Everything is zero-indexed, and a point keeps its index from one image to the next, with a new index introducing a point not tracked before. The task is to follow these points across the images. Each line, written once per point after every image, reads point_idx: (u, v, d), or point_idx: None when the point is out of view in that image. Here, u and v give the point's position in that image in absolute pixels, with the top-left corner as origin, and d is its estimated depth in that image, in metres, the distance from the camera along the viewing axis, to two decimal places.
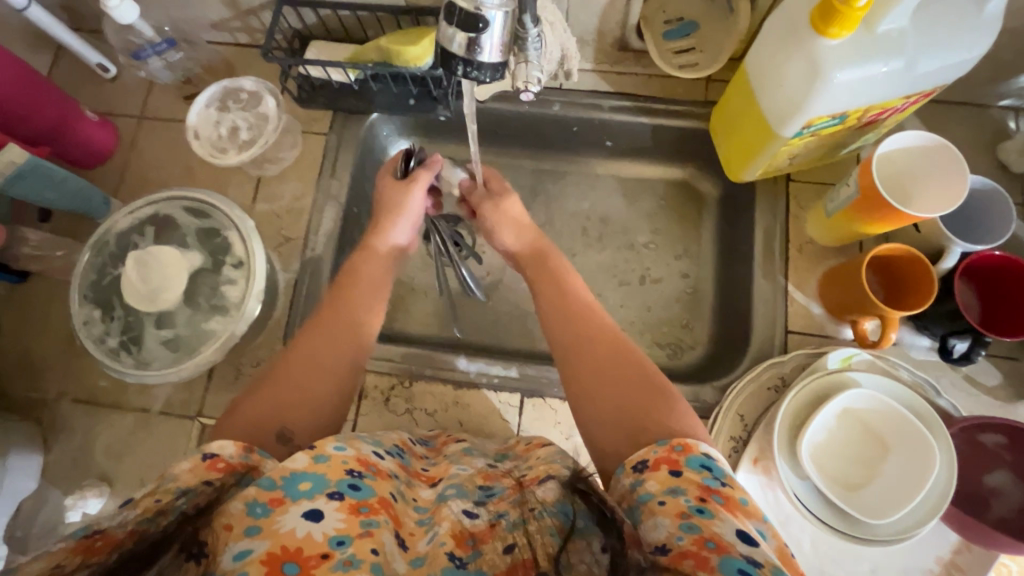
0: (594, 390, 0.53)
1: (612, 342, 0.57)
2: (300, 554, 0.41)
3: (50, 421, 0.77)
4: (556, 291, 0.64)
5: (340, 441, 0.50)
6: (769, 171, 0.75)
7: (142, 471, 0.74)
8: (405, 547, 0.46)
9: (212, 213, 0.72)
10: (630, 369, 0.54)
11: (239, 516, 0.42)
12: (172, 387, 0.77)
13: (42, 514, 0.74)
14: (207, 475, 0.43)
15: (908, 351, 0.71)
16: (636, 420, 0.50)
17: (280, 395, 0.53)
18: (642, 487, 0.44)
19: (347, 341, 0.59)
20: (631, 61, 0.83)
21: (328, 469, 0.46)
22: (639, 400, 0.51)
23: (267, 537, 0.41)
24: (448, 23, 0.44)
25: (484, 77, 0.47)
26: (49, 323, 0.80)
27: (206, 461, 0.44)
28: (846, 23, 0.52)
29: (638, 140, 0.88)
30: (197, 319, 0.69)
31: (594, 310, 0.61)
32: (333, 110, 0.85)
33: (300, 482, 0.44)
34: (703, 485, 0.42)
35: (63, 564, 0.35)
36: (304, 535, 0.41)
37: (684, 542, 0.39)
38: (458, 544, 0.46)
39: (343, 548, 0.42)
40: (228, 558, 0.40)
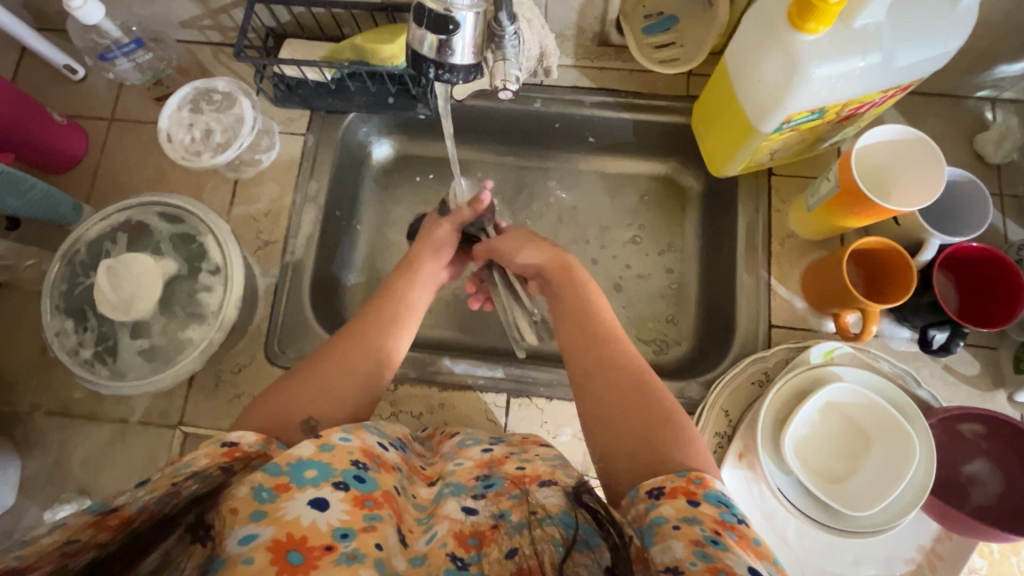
0: (612, 422, 0.53)
1: (637, 369, 0.57)
2: (305, 542, 0.41)
3: (25, 434, 0.75)
4: (576, 318, 0.64)
5: (346, 431, 0.50)
6: (751, 166, 0.75)
7: (123, 482, 0.73)
8: (405, 544, 0.46)
9: (186, 217, 0.71)
10: (652, 397, 0.54)
11: (245, 500, 0.42)
12: (151, 397, 0.75)
13: (19, 529, 0.72)
14: (224, 460, 0.44)
15: (889, 343, 0.72)
16: (652, 448, 0.50)
17: (312, 390, 0.54)
18: (657, 510, 0.44)
19: (374, 359, 0.59)
20: (611, 56, 0.82)
21: (334, 457, 0.46)
22: (655, 429, 0.51)
23: (273, 523, 0.41)
24: (418, 25, 0.43)
25: (457, 79, 0.46)
26: (22, 334, 0.78)
27: (223, 448, 0.45)
28: (823, 18, 0.52)
29: (620, 136, 0.88)
30: (174, 327, 0.68)
31: (615, 335, 0.61)
32: (310, 109, 0.82)
33: (305, 469, 0.44)
34: (717, 519, 0.42)
35: (77, 538, 0.36)
36: (310, 524, 0.42)
37: (697, 567, 0.38)
38: (460, 544, 0.45)
39: (346, 542, 0.42)
40: (233, 542, 0.40)
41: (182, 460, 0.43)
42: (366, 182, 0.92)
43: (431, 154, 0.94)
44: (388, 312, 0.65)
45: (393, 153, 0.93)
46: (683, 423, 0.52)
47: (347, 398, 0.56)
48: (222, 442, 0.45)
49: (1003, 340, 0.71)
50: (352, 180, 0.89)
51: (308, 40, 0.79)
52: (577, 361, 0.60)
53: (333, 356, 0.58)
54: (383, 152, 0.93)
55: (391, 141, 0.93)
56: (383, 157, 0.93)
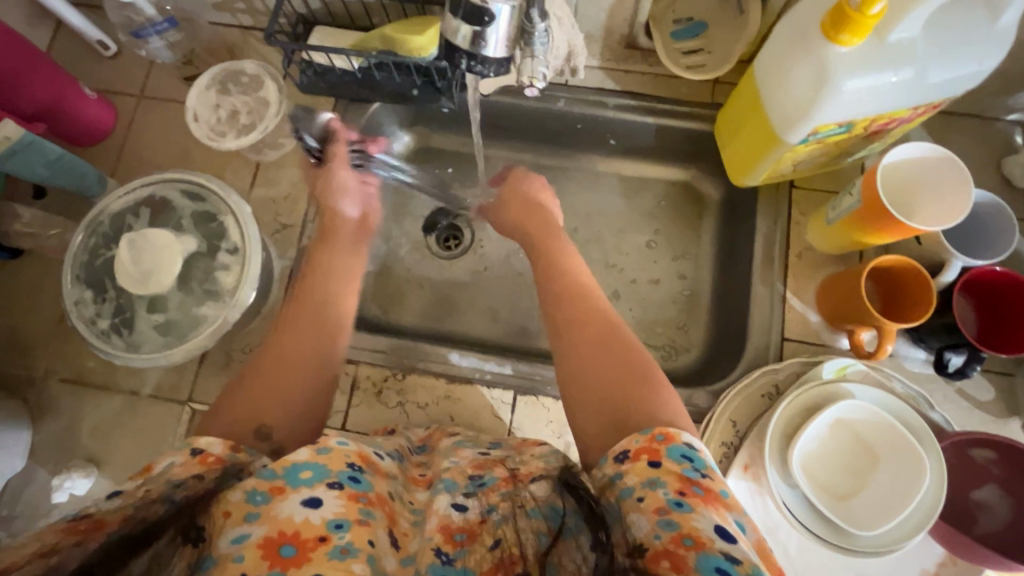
0: (581, 391, 0.54)
1: (611, 335, 0.58)
2: (298, 537, 0.41)
3: (38, 401, 0.76)
4: (553, 286, 0.65)
5: (343, 437, 0.50)
6: (772, 177, 0.75)
7: (131, 453, 0.74)
8: (399, 546, 0.46)
9: (208, 196, 0.71)
10: (621, 359, 0.55)
11: (239, 503, 0.42)
12: (162, 370, 0.76)
13: (28, 492, 0.74)
14: (197, 468, 0.44)
15: (902, 363, 0.71)
16: (619, 407, 0.51)
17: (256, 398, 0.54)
18: (622, 481, 0.44)
19: (309, 341, 0.61)
20: (637, 59, 0.82)
21: (330, 459, 0.46)
22: (625, 393, 0.52)
23: (266, 522, 0.41)
24: (453, 15, 0.43)
25: (488, 71, 0.47)
26: (41, 302, 0.79)
27: (196, 456, 0.45)
28: (858, 31, 0.51)
29: (641, 140, 0.88)
30: (190, 303, 0.68)
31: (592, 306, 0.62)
32: (334, 97, 0.83)
33: (300, 472, 0.44)
34: (682, 476, 0.43)
35: (50, 541, 0.36)
36: (302, 519, 0.42)
37: (662, 540, 0.39)
38: (447, 540, 0.46)
39: (340, 534, 0.42)
40: (225, 541, 0.41)
41: (161, 464, 0.43)
42: None
43: (450, 147, 0.94)
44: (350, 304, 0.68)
45: (414, 145, 0.94)
46: (651, 384, 0.52)
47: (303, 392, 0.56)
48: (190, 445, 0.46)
49: (1019, 366, 0.70)
50: None
51: (337, 27, 0.80)
52: (554, 331, 0.61)
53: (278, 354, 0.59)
54: (403, 142, 0.93)
55: (412, 133, 0.93)
56: (403, 148, 0.93)
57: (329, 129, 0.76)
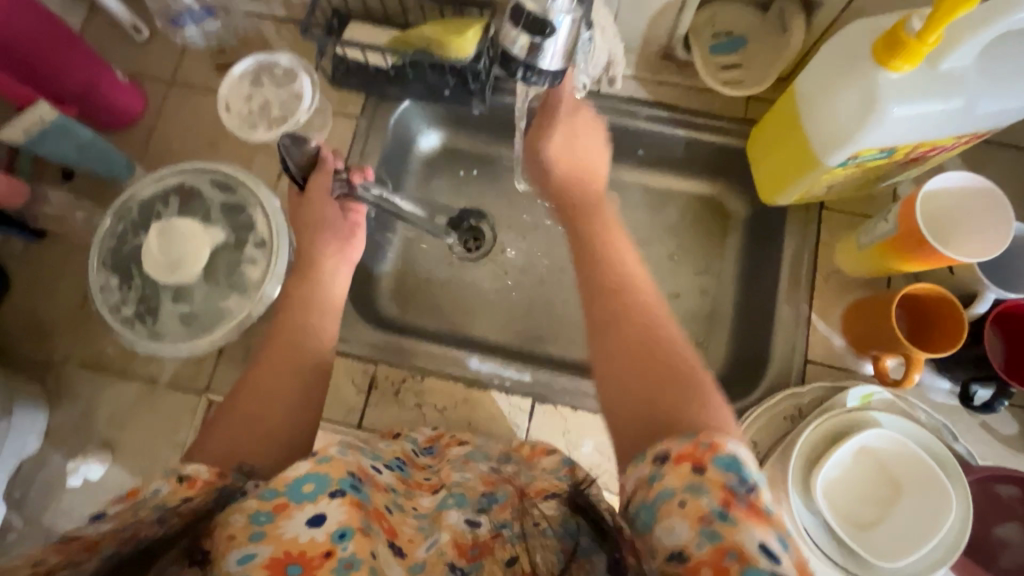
0: (617, 384, 0.50)
1: (648, 322, 0.54)
2: (304, 556, 0.41)
3: (56, 383, 0.76)
4: (592, 259, 0.61)
5: (343, 446, 0.50)
6: (803, 198, 0.74)
7: (146, 441, 0.74)
8: (404, 554, 0.46)
9: (237, 187, 0.71)
10: (664, 353, 0.50)
11: (244, 526, 0.42)
12: (181, 360, 0.76)
13: (42, 474, 0.74)
14: (185, 492, 0.42)
15: (927, 393, 0.71)
16: (655, 404, 0.47)
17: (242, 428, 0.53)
18: (661, 482, 0.41)
19: (298, 359, 0.60)
20: (671, 71, 0.81)
21: (331, 468, 0.46)
22: (666, 390, 0.48)
23: (271, 542, 0.41)
24: (515, 25, 0.45)
25: (542, 80, 0.49)
26: (62, 284, 0.79)
27: (183, 483, 0.43)
28: (910, 57, 0.51)
29: (670, 152, 0.87)
30: (215, 296, 0.68)
31: (627, 287, 0.58)
32: (365, 93, 0.83)
33: (301, 485, 0.44)
34: (728, 488, 0.39)
35: (43, 560, 0.36)
36: (306, 539, 0.42)
37: (702, 551, 0.37)
38: (460, 554, 0.46)
39: (344, 544, 0.42)
40: (232, 562, 0.41)
41: (147, 489, 0.42)
42: (410, 172, 0.91)
43: (476, 149, 0.93)
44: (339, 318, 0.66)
45: (441, 144, 0.93)
46: (697, 385, 0.48)
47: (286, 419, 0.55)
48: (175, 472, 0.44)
49: None
50: (397, 167, 0.89)
51: (373, 23, 0.79)
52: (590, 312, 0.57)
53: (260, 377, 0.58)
54: (430, 142, 0.93)
55: (439, 133, 0.92)
56: (430, 147, 0.93)
57: (315, 158, 0.70)
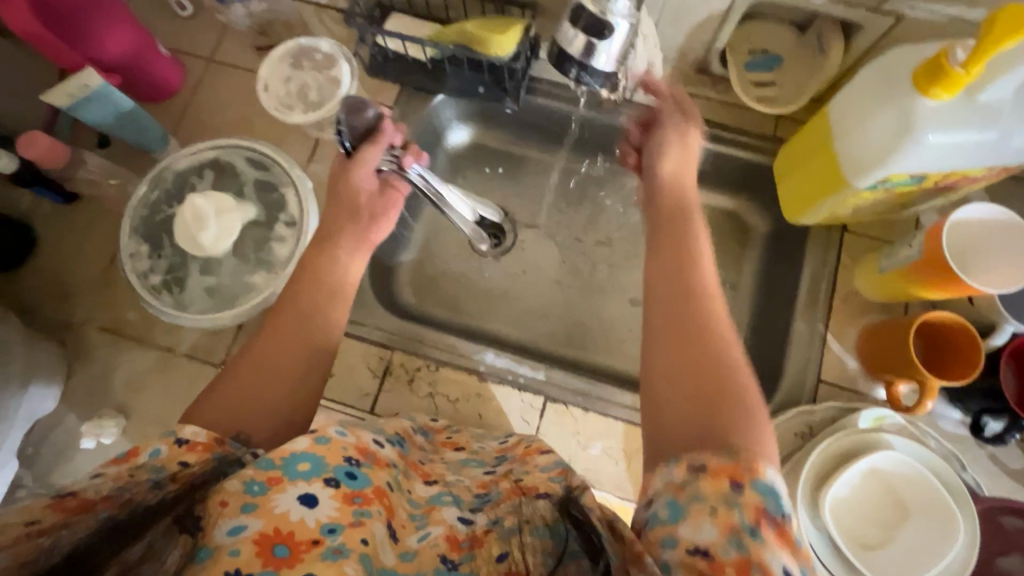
0: (668, 371, 0.49)
1: (717, 325, 0.51)
2: (292, 538, 0.42)
3: (76, 345, 0.77)
4: (664, 241, 0.59)
5: (342, 426, 0.50)
6: (828, 218, 0.75)
7: (160, 408, 0.75)
8: (397, 538, 0.46)
9: (271, 166, 0.72)
10: (720, 351, 0.49)
11: (237, 493, 0.43)
12: (200, 331, 0.77)
13: (55, 433, 0.75)
14: (185, 457, 0.44)
15: (937, 420, 0.71)
16: (702, 411, 0.46)
17: (245, 393, 0.52)
18: (694, 490, 0.41)
19: (315, 337, 0.57)
20: (704, 84, 0.82)
21: (327, 452, 0.46)
22: (716, 391, 0.46)
23: (262, 516, 0.42)
24: (573, 25, 0.51)
25: (595, 80, 0.55)
26: (89, 248, 0.80)
27: (182, 446, 0.44)
28: (950, 86, 0.52)
29: (696, 164, 0.88)
30: (242, 271, 0.69)
31: (702, 284, 0.54)
32: (400, 84, 0.84)
33: (298, 463, 0.45)
34: (762, 509, 0.39)
35: (38, 519, 0.36)
36: (298, 519, 0.42)
37: (727, 557, 0.37)
38: (453, 547, 0.47)
39: (333, 537, 0.43)
40: (221, 532, 0.42)
41: (146, 450, 0.42)
42: (436, 164, 0.92)
43: (503, 147, 0.94)
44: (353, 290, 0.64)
45: (469, 140, 0.94)
46: (751, 396, 0.46)
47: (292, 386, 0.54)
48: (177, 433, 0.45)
49: None
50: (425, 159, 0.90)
51: (413, 16, 0.79)
52: (654, 284, 0.55)
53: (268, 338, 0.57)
54: (458, 136, 0.93)
55: (468, 128, 0.93)
56: (458, 142, 0.94)
57: (373, 129, 0.68)
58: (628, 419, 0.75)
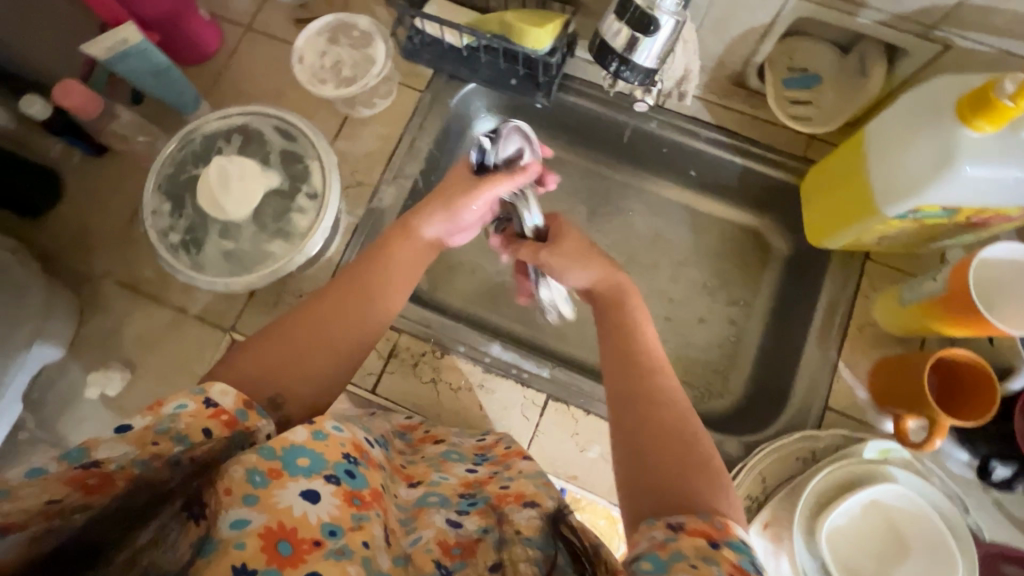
0: (640, 447, 0.50)
1: (681, 427, 0.50)
2: (295, 534, 0.40)
3: (90, 297, 0.78)
4: (623, 356, 0.57)
5: (339, 421, 0.48)
6: (852, 245, 0.73)
7: (166, 367, 0.75)
8: (391, 543, 0.45)
9: (299, 138, 0.72)
10: (688, 441, 0.49)
11: (239, 481, 0.41)
12: (213, 295, 0.77)
13: (62, 381, 0.76)
14: (207, 424, 0.43)
15: (944, 461, 0.69)
16: (674, 483, 0.46)
17: (285, 357, 0.52)
18: (676, 544, 0.41)
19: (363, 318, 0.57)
20: (739, 97, 0.81)
21: (327, 448, 0.45)
22: (685, 464, 0.48)
23: (264, 511, 0.40)
24: (621, 18, 0.54)
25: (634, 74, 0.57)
26: (113, 203, 0.81)
27: (209, 409, 0.43)
28: (995, 119, 0.51)
29: (723, 178, 0.87)
30: (260, 238, 0.70)
31: (666, 395, 0.53)
32: (433, 69, 0.84)
33: (298, 457, 0.43)
34: (737, 565, 0.39)
35: (59, 497, 0.36)
36: (300, 514, 0.41)
37: None
38: (445, 552, 0.46)
39: (334, 539, 0.41)
40: (226, 524, 0.40)
41: (171, 404, 0.42)
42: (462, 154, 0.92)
43: None
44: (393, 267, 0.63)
45: None
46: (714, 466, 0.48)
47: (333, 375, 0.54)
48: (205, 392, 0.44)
49: None
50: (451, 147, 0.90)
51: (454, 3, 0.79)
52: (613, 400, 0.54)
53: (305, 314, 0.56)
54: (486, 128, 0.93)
55: None
56: None
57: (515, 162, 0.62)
58: None
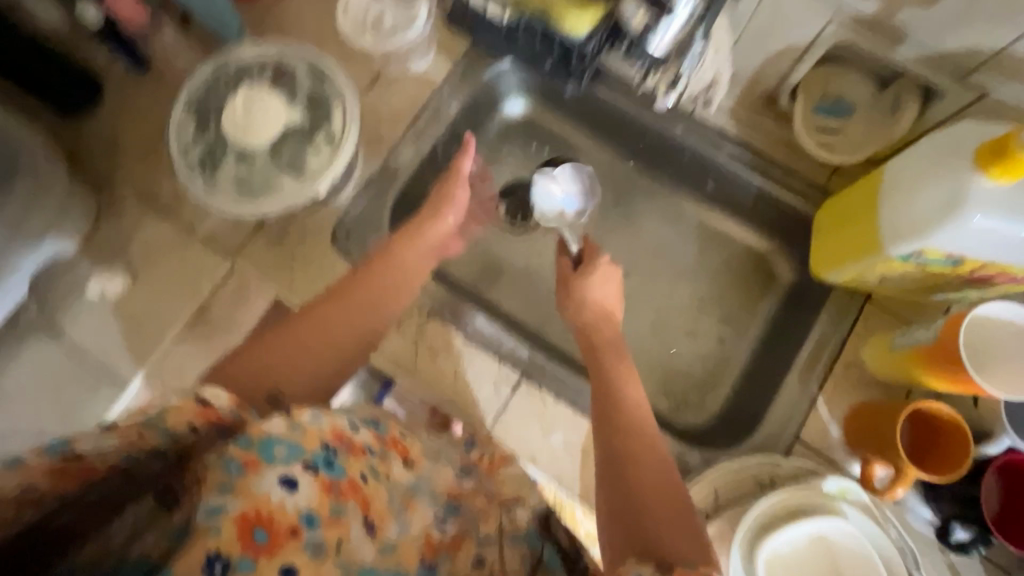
0: (623, 501, 0.51)
1: (661, 481, 0.52)
2: (271, 521, 0.37)
3: (107, 202, 0.81)
4: (612, 414, 0.60)
5: (317, 409, 0.44)
6: (853, 282, 0.72)
7: (166, 281, 0.78)
8: (374, 533, 0.43)
9: (329, 81, 0.74)
10: (670, 497, 0.50)
11: (214, 471, 0.38)
12: (222, 221, 0.80)
13: (68, 276, 0.79)
14: (193, 418, 0.40)
15: (906, 515, 0.68)
16: (649, 530, 0.47)
17: (285, 357, 0.56)
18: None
19: (366, 318, 0.63)
20: (768, 117, 0.80)
21: (304, 437, 0.41)
22: (668, 516, 0.48)
23: (241, 497, 0.37)
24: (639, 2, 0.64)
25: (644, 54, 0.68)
26: (144, 116, 0.84)
27: (198, 406, 0.40)
28: (1010, 169, 0.50)
29: (739, 196, 0.86)
30: (273, 170, 0.72)
31: (650, 451, 0.55)
32: (471, 40, 0.85)
33: (273, 448, 0.40)
34: None
35: (34, 483, 0.35)
36: (278, 501, 0.38)
37: None
38: (429, 549, 0.46)
39: (310, 529, 0.38)
40: (200, 512, 0.36)
41: (158, 402, 0.39)
42: (486, 129, 0.93)
43: (557, 131, 0.94)
44: (380, 279, 0.67)
45: (523, 114, 0.94)
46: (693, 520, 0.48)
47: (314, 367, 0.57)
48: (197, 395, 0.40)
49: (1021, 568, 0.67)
50: (475, 121, 0.91)
51: None
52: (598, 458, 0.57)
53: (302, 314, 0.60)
54: (514, 108, 0.94)
55: (525, 101, 0.93)
56: (512, 113, 0.94)
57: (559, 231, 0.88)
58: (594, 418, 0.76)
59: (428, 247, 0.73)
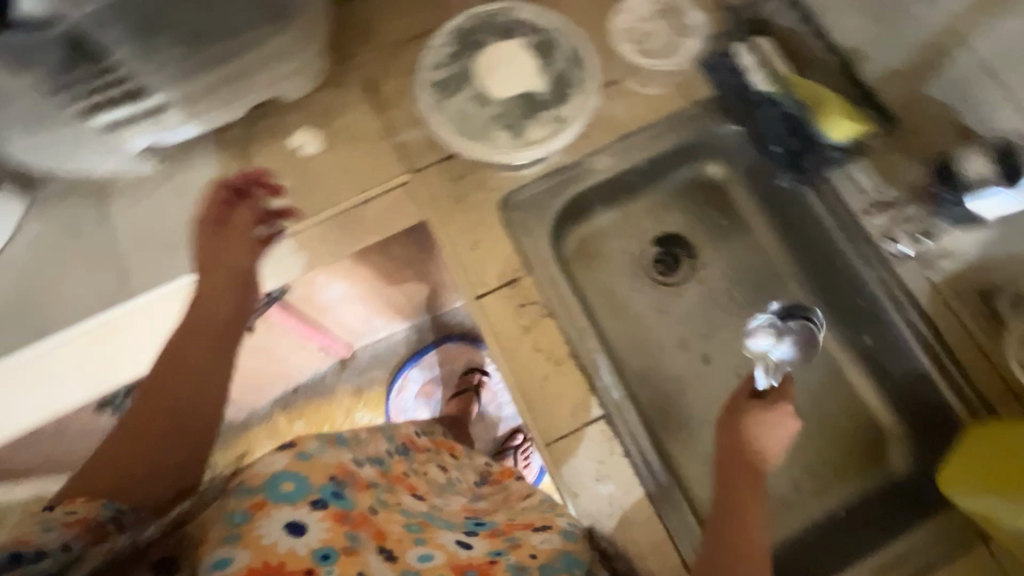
0: None
1: None
2: (283, 566, 0.55)
3: (335, 74, 0.88)
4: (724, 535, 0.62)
5: (316, 449, 0.70)
6: (980, 517, 0.65)
7: (347, 164, 0.85)
8: (398, 557, 0.62)
9: (583, 67, 0.78)
10: None
11: (217, 534, 0.57)
12: (419, 139, 0.85)
13: (272, 117, 0.86)
14: (69, 526, 0.55)
15: None
16: None
17: (111, 459, 0.65)
18: None
19: (210, 323, 0.72)
20: (971, 310, 0.74)
21: (309, 470, 0.66)
22: None
23: (245, 546, 0.56)
24: (984, 158, 0.67)
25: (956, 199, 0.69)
26: (401, 18, 0.90)
27: (64, 518, 0.55)
28: None
29: (892, 367, 0.80)
30: (497, 121, 0.77)
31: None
32: (716, 93, 0.85)
33: (283, 481, 0.63)
34: None
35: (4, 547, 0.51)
36: (288, 548, 0.56)
37: None
38: (458, 569, 0.63)
39: (325, 563, 0.57)
40: (211, 562, 0.55)
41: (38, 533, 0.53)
42: (678, 175, 0.93)
43: (743, 212, 0.93)
44: (230, 294, 0.73)
45: (719, 179, 0.93)
46: None
47: (219, 386, 0.72)
48: (46, 508, 0.57)
49: None
50: (675, 165, 0.91)
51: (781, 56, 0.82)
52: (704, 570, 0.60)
53: (154, 400, 0.69)
54: (715, 169, 0.93)
55: (725, 168, 0.92)
56: (709, 173, 0.93)
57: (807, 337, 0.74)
58: (647, 489, 0.73)
59: (240, 221, 0.75)
